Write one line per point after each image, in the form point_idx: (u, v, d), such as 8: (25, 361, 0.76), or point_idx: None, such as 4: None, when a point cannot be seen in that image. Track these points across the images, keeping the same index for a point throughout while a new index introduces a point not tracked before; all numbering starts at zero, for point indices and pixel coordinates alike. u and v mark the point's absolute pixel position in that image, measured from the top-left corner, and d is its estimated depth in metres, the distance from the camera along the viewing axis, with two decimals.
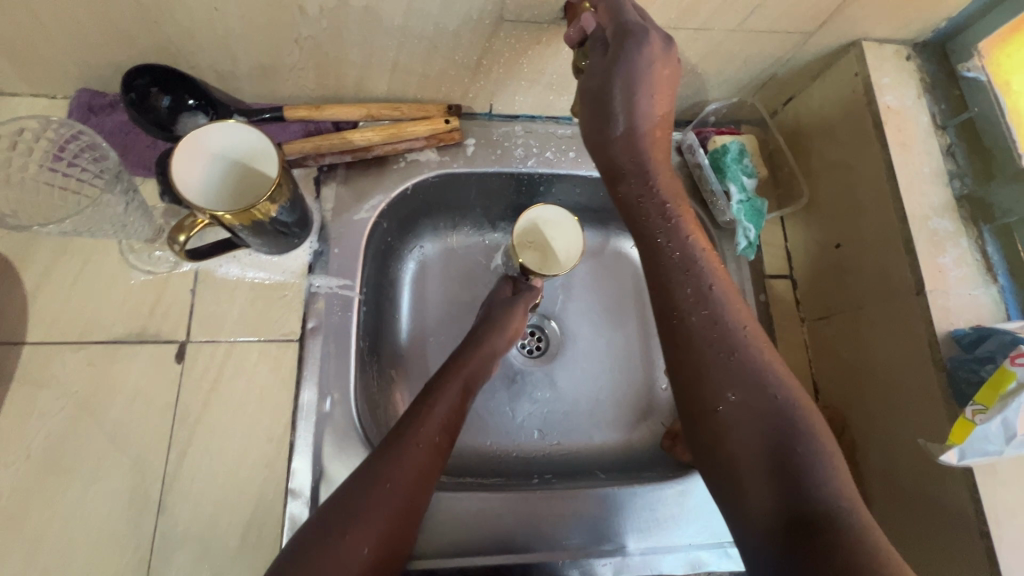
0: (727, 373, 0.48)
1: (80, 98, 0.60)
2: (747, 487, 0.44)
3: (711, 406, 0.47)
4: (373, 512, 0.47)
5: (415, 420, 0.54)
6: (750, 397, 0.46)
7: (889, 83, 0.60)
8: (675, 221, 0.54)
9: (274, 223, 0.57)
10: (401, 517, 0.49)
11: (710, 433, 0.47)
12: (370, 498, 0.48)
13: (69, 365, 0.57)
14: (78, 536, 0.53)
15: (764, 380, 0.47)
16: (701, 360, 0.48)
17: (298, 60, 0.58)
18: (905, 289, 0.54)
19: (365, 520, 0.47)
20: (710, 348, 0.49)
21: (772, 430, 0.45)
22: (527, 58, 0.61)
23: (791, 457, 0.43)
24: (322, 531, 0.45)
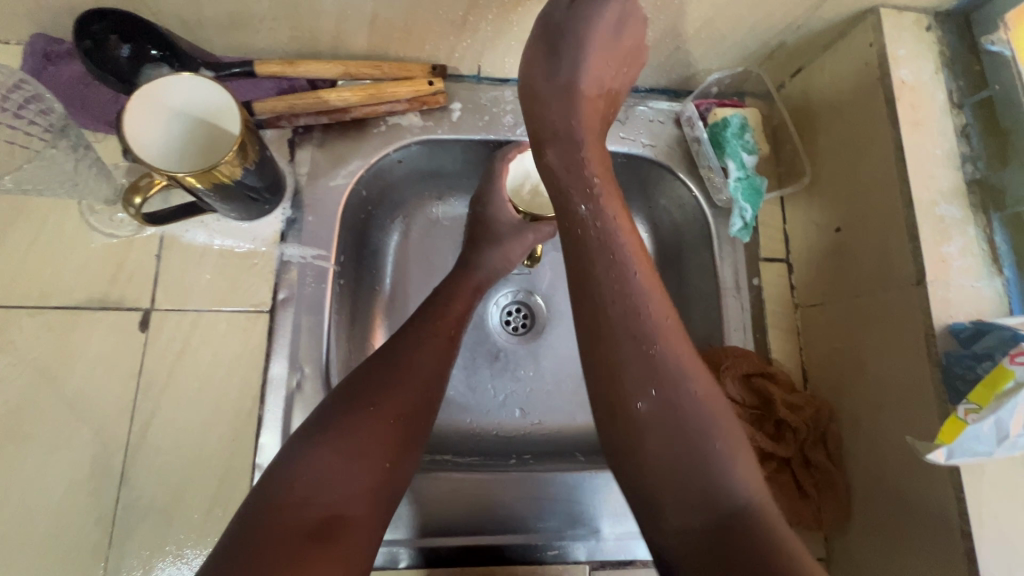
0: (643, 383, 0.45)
1: (35, 45, 0.56)
2: (663, 484, 0.43)
3: (626, 414, 0.45)
4: (375, 439, 0.46)
5: (411, 346, 0.52)
6: (667, 395, 0.45)
7: (906, 56, 0.55)
8: (606, 215, 0.51)
9: (241, 186, 0.53)
10: (404, 443, 0.47)
11: (626, 431, 0.45)
12: (370, 426, 0.46)
13: (27, 331, 0.54)
14: (37, 503, 0.51)
15: (682, 377, 0.45)
16: (620, 359, 0.46)
17: (267, 8, 0.53)
18: (905, 278, 0.52)
19: (368, 451, 0.45)
20: (629, 357, 0.46)
21: (684, 437, 0.44)
22: (517, 15, 0.56)
23: (700, 462, 0.43)
24: (311, 464, 0.44)
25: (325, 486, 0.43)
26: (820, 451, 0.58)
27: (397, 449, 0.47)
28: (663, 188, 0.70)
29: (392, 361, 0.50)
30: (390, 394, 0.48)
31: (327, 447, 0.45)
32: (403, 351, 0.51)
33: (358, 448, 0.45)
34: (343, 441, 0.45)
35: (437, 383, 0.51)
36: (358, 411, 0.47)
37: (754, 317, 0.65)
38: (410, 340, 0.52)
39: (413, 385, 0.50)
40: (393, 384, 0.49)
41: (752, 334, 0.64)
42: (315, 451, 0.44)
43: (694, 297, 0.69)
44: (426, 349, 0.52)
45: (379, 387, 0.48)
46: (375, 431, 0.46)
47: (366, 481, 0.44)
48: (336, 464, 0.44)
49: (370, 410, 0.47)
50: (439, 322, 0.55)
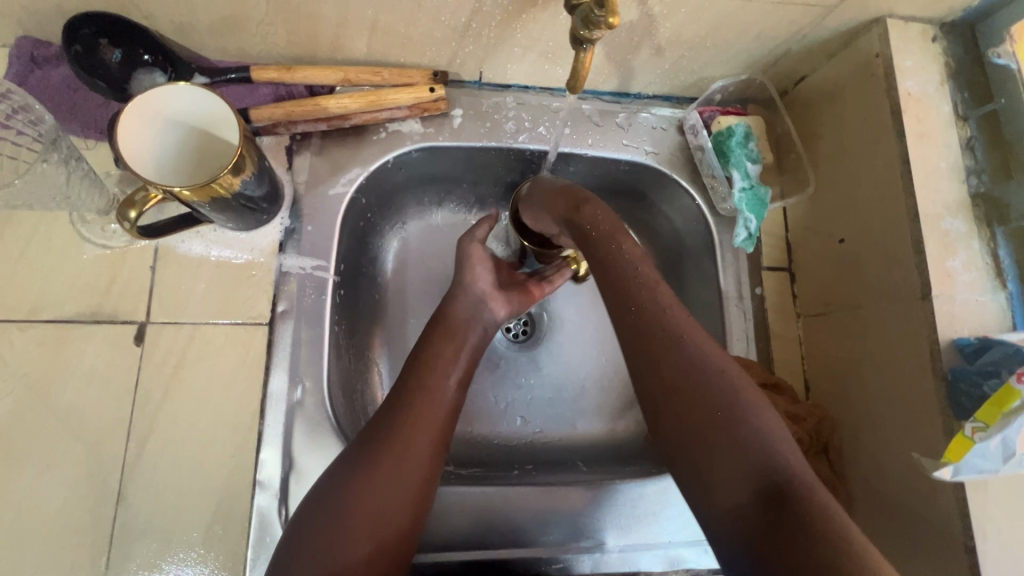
0: (676, 399, 0.44)
1: (21, 48, 0.53)
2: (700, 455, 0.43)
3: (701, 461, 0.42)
4: (362, 507, 0.45)
5: (428, 384, 0.52)
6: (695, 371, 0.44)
7: (912, 67, 0.55)
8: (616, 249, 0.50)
9: (240, 197, 0.52)
10: (398, 510, 0.46)
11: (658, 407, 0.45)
12: (382, 477, 0.46)
13: (17, 345, 0.53)
14: (32, 524, 0.50)
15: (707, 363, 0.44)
16: (684, 400, 0.44)
17: (265, 13, 0.52)
18: (909, 292, 0.52)
19: (355, 517, 0.45)
20: (670, 375, 0.44)
21: (729, 438, 0.41)
22: (521, 22, 0.55)
23: (752, 453, 0.40)
24: (309, 532, 0.44)
25: (312, 554, 0.43)
26: (823, 462, 0.58)
27: (389, 514, 0.46)
28: (666, 195, 0.70)
29: (390, 423, 0.49)
30: (385, 460, 0.47)
31: (321, 512, 0.45)
32: (419, 390, 0.51)
33: (347, 517, 0.45)
34: (335, 507, 0.45)
35: (438, 447, 0.49)
36: (353, 476, 0.46)
37: (757, 327, 0.65)
38: (410, 400, 0.50)
39: (410, 450, 0.48)
40: (389, 448, 0.47)
41: (755, 344, 0.64)
42: (311, 518, 0.45)
43: (696, 306, 0.69)
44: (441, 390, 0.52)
45: (375, 454, 0.47)
46: (365, 501, 0.45)
47: (355, 548, 0.44)
48: (326, 531, 0.44)
49: (364, 475, 0.46)
50: (442, 382, 0.53)
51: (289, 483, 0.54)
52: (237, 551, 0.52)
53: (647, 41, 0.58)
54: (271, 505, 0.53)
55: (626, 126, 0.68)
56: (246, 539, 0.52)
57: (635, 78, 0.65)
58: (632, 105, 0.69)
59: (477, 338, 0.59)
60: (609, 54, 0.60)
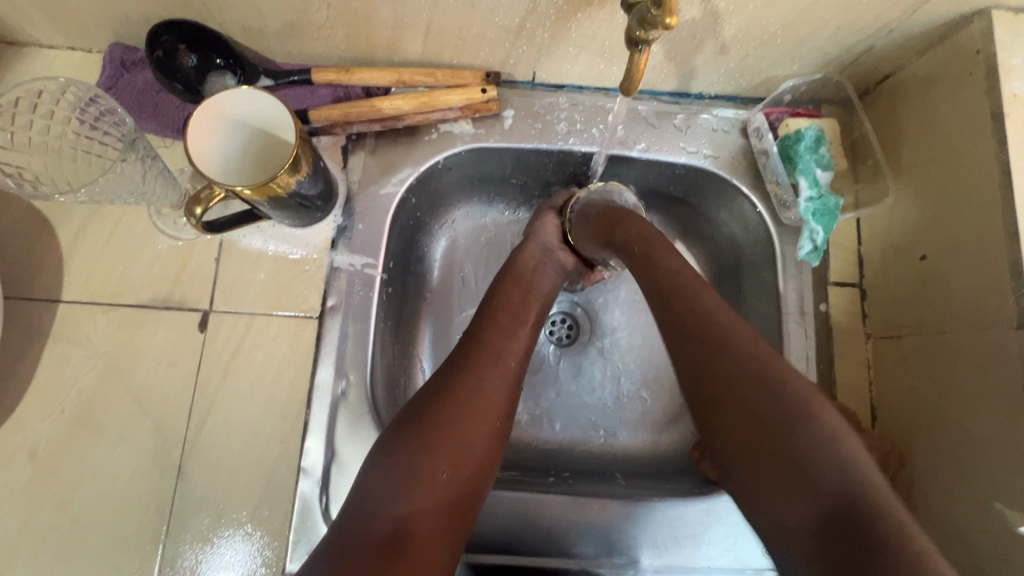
0: (764, 426, 0.43)
1: (113, 54, 0.59)
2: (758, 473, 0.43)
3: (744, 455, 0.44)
4: (443, 453, 0.45)
5: (484, 359, 0.51)
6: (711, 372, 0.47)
7: (1020, 65, 0.48)
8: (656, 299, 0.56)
9: (295, 196, 0.54)
10: (471, 463, 0.46)
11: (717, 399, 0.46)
12: (448, 436, 0.46)
13: (99, 326, 0.58)
14: (106, 488, 0.55)
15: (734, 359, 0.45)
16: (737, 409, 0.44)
17: (326, 17, 0.53)
18: (1003, 320, 0.46)
19: (433, 464, 0.45)
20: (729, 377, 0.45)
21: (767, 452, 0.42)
22: (576, 21, 0.53)
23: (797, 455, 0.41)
24: (382, 481, 0.44)
25: (388, 501, 0.43)
26: None
27: (461, 464, 0.46)
28: (725, 202, 0.66)
29: (445, 392, 0.48)
30: (460, 413, 0.47)
31: (394, 462, 0.45)
32: (477, 358, 0.51)
33: (424, 465, 0.44)
34: (408, 454, 0.45)
35: (505, 410, 0.50)
36: (425, 428, 0.46)
37: (819, 347, 0.60)
38: (480, 361, 0.51)
39: (481, 406, 0.48)
40: (463, 401, 0.48)
41: (816, 366, 0.60)
42: (383, 466, 0.45)
43: (752, 320, 0.65)
44: (502, 363, 0.52)
45: (451, 405, 0.48)
46: (440, 450, 0.45)
47: (431, 500, 0.43)
48: (402, 478, 0.44)
49: (439, 424, 0.46)
50: (510, 345, 0.54)
51: (330, 473, 0.56)
52: (280, 532, 0.55)
53: (710, 39, 0.55)
54: (313, 492, 0.55)
55: (685, 128, 0.64)
56: (289, 523, 0.55)
57: (696, 78, 0.62)
58: (692, 106, 0.65)
59: (542, 309, 0.59)
60: (668, 52, 0.57)
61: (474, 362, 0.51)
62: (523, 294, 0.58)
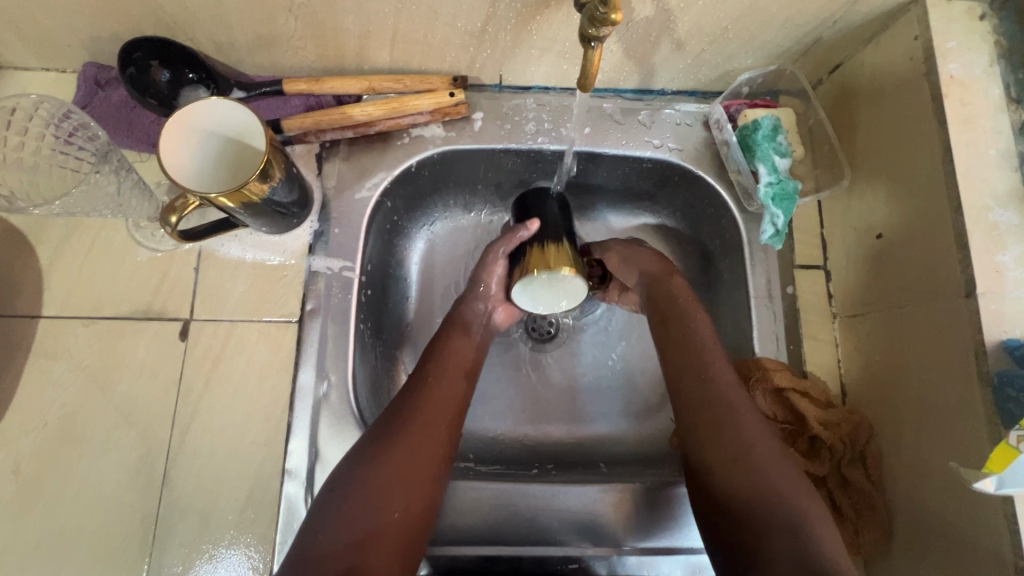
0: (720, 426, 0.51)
1: (87, 73, 0.60)
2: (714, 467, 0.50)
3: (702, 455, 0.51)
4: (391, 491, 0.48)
5: (424, 396, 0.54)
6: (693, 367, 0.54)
7: (955, 49, 0.51)
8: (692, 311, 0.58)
9: (270, 203, 0.55)
10: (418, 497, 0.49)
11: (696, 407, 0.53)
12: (393, 476, 0.48)
13: (80, 340, 0.59)
14: (90, 502, 0.55)
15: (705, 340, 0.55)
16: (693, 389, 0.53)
17: (294, 29, 0.55)
18: (952, 290, 0.48)
19: (384, 508, 0.47)
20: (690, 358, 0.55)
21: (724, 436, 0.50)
22: (536, 24, 0.56)
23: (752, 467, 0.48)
24: (334, 517, 0.46)
25: (338, 547, 0.45)
26: (858, 469, 0.55)
27: (411, 503, 0.49)
28: (691, 193, 0.68)
29: (387, 434, 0.51)
30: (405, 453, 0.50)
31: (341, 510, 0.47)
32: (414, 397, 0.53)
33: (375, 507, 0.47)
34: (357, 492, 0.47)
35: (449, 441, 0.53)
36: (371, 471, 0.48)
37: (788, 328, 0.62)
38: (421, 400, 0.53)
39: (426, 445, 0.51)
40: (407, 441, 0.50)
41: (786, 346, 0.61)
42: (330, 515, 0.47)
43: (723, 306, 0.67)
44: (444, 398, 0.54)
45: (391, 449, 0.50)
46: (388, 492, 0.48)
47: (384, 542, 0.46)
48: (348, 527, 0.46)
49: (384, 461, 0.49)
50: (451, 381, 0.56)
51: (315, 473, 0.57)
52: (267, 535, 0.56)
53: (666, 36, 0.57)
54: (298, 494, 0.56)
55: (649, 123, 0.67)
56: (275, 525, 0.56)
57: (657, 75, 0.64)
58: (655, 102, 0.68)
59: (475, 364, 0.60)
60: (627, 50, 0.59)
61: (414, 404, 0.53)
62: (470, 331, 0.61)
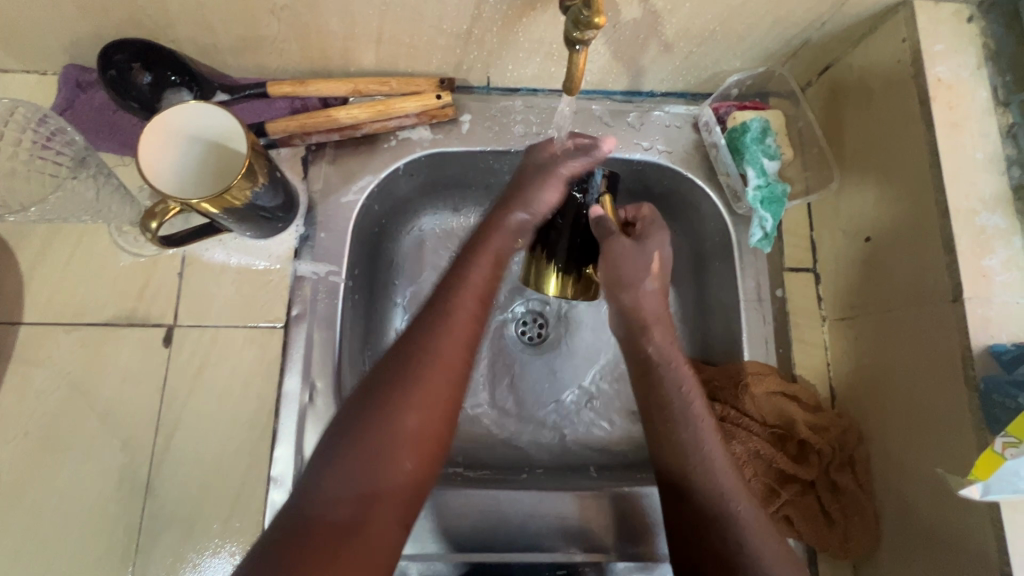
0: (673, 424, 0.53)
1: (68, 74, 0.59)
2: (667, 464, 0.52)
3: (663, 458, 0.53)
4: (395, 448, 0.40)
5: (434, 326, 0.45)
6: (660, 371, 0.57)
7: (943, 51, 0.51)
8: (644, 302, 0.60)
9: (253, 208, 0.55)
10: (424, 457, 0.41)
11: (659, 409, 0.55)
12: (397, 419, 0.40)
13: (62, 347, 0.58)
14: (72, 510, 0.55)
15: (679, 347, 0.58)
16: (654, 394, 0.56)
17: (278, 31, 0.54)
18: (939, 294, 0.48)
19: (394, 455, 0.40)
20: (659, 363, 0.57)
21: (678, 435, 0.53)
22: (522, 26, 0.55)
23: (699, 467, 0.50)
24: (332, 471, 0.39)
25: (337, 500, 0.38)
26: (847, 474, 0.55)
27: (421, 452, 0.41)
28: (680, 195, 0.68)
29: (402, 360, 0.43)
30: (412, 390, 0.42)
31: (343, 456, 0.39)
32: (431, 322, 0.45)
33: (377, 457, 0.39)
34: (356, 452, 0.39)
35: (467, 377, 0.44)
36: (374, 410, 0.41)
37: (777, 331, 0.62)
38: (435, 327, 0.45)
39: (442, 381, 0.43)
40: (419, 377, 0.42)
41: (775, 349, 0.61)
42: (331, 460, 0.39)
43: (713, 309, 0.67)
44: (458, 330, 0.45)
45: (401, 386, 0.42)
46: (391, 438, 0.40)
47: (395, 490, 0.39)
48: (353, 472, 0.38)
49: (388, 417, 0.40)
50: (468, 303, 0.47)
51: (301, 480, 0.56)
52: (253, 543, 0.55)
53: (653, 38, 0.56)
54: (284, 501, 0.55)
55: (638, 125, 0.66)
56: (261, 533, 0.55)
57: (646, 77, 0.64)
58: (645, 103, 0.67)
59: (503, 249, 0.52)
60: (614, 52, 0.59)
61: (430, 330, 0.45)
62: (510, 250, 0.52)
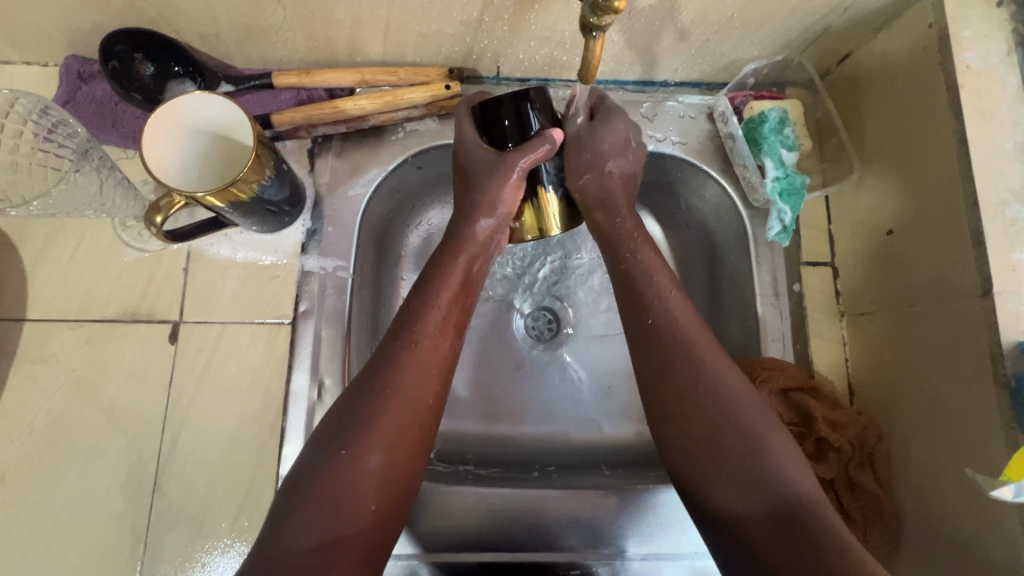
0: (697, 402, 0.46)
1: (70, 66, 0.58)
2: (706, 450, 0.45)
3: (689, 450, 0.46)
4: (358, 490, 0.42)
5: (395, 361, 0.47)
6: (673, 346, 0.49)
7: (971, 37, 0.49)
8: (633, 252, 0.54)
9: (260, 201, 0.53)
10: (393, 484, 0.44)
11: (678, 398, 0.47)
12: (355, 462, 0.42)
13: (67, 344, 0.57)
14: (78, 509, 0.54)
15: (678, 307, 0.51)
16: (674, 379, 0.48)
17: (283, 20, 0.53)
18: (967, 288, 0.47)
19: (351, 498, 0.41)
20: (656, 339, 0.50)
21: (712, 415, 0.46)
22: (534, 13, 0.53)
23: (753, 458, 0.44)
24: (291, 518, 0.40)
25: (299, 536, 0.40)
26: (868, 473, 0.54)
27: (381, 490, 0.43)
28: (694, 187, 0.66)
29: (360, 398, 0.45)
30: (371, 424, 0.43)
31: (301, 500, 0.41)
32: (392, 356, 0.47)
33: (338, 500, 0.41)
34: (317, 496, 0.41)
35: (427, 411, 0.46)
36: (332, 451, 0.43)
37: (794, 327, 0.60)
38: (394, 361, 0.46)
39: (397, 418, 0.44)
40: (376, 414, 0.44)
41: (792, 345, 0.60)
42: (293, 502, 0.41)
43: (727, 305, 0.65)
44: (419, 361, 0.47)
45: (360, 424, 0.43)
46: (348, 482, 0.42)
47: (354, 525, 0.41)
48: (314, 511, 0.40)
49: (348, 458, 0.42)
50: (429, 333, 0.48)
51: None
52: None
53: (669, 26, 0.55)
54: None
55: (651, 116, 0.64)
56: None
57: (660, 66, 0.62)
58: (658, 93, 0.65)
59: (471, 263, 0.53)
60: (629, 40, 0.57)
61: (391, 364, 0.46)
62: (481, 269, 0.53)
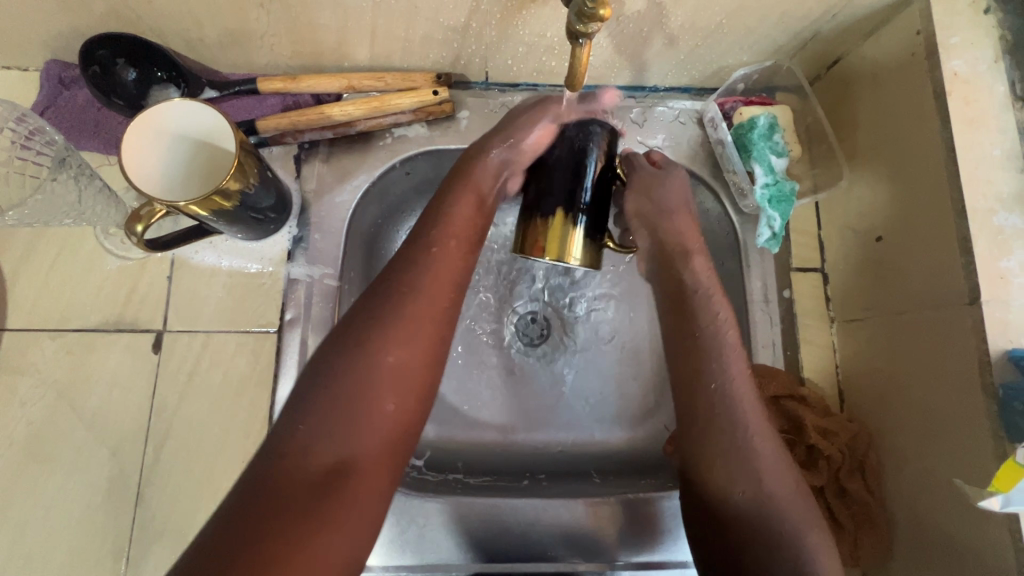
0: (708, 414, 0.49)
1: (50, 71, 0.57)
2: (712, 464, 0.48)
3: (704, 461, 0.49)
4: (372, 397, 0.41)
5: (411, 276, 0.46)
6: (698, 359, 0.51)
7: (959, 43, 0.49)
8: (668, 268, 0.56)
9: (245, 208, 0.53)
10: (406, 415, 0.42)
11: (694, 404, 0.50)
12: (368, 369, 0.41)
13: (47, 354, 0.56)
14: (60, 522, 0.53)
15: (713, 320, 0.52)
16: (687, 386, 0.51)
17: (267, 25, 0.52)
18: (955, 296, 0.46)
19: (373, 404, 0.41)
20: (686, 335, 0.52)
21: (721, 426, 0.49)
22: (522, 18, 0.53)
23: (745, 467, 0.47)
24: (309, 419, 0.39)
25: (317, 444, 0.38)
26: (858, 480, 0.54)
27: (394, 403, 0.42)
28: None
29: (373, 314, 0.44)
30: (386, 332, 0.43)
31: (316, 408, 0.40)
32: (408, 270, 0.46)
33: (358, 401, 0.40)
34: (329, 400, 0.40)
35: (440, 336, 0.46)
36: (346, 352, 0.42)
37: (784, 334, 0.60)
38: (404, 281, 0.46)
39: (412, 334, 0.44)
40: (387, 321, 0.43)
41: (783, 352, 0.60)
42: (305, 412, 0.40)
43: None
44: (436, 278, 0.47)
45: (373, 331, 0.43)
46: (362, 389, 0.41)
47: (372, 444, 0.40)
48: (332, 422, 0.39)
49: (367, 356, 0.42)
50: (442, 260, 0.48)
51: None
52: None
53: (658, 32, 0.54)
54: None
55: (641, 121, 0.64)
56: None
57: (649, 71, 0.62)
58: (648, 99, 0.65)
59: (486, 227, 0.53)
60: (618, 46, 0.57)
61: (399, 288, 0.45)
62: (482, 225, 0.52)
